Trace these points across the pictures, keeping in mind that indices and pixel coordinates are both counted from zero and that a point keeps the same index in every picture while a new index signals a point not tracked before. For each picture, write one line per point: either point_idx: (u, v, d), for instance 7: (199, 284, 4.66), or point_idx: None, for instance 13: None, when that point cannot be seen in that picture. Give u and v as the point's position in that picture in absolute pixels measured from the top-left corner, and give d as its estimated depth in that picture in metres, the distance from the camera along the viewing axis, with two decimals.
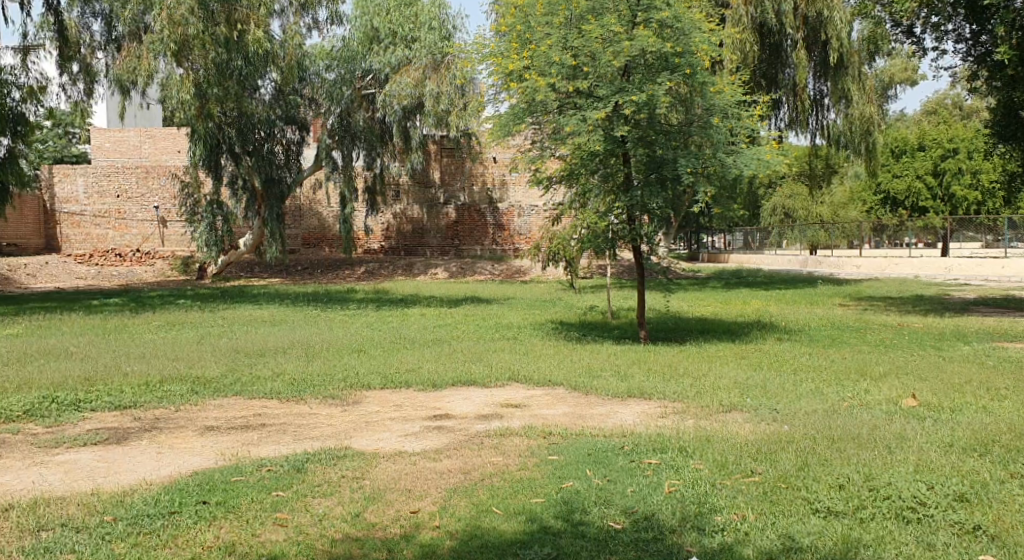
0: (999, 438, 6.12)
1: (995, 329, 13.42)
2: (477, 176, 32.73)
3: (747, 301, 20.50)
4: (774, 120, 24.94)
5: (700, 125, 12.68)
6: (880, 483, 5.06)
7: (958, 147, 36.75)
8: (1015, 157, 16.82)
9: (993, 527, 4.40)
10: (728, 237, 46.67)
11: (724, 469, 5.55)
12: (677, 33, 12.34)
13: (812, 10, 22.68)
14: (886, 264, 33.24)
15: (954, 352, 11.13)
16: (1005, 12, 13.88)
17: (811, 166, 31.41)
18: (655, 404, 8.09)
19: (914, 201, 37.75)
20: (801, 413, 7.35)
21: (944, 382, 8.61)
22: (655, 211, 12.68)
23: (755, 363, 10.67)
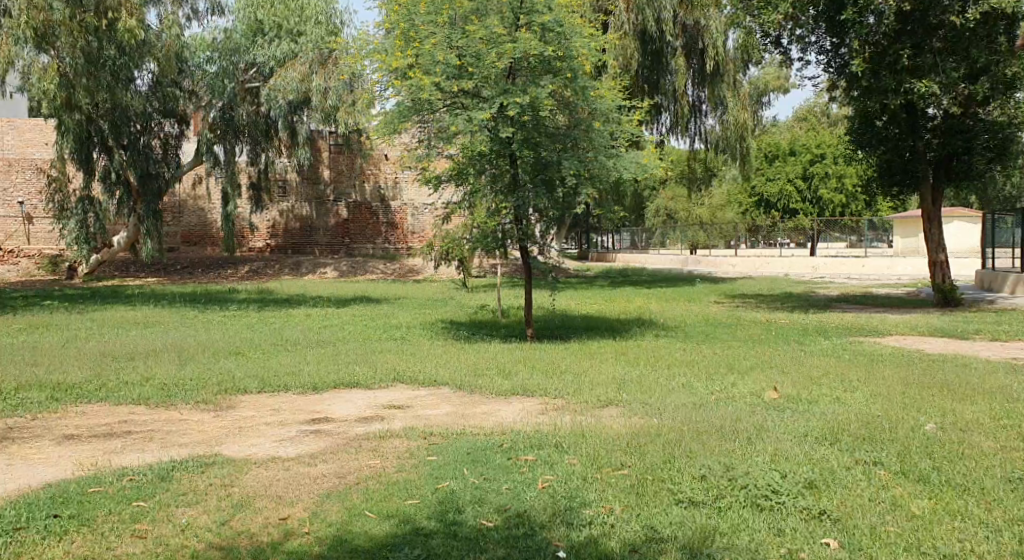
0: (849, 427, 6.53)
1: (855, 325, 14.24)
2: (369, 175, 32.55)
3: (630, 298, 21.11)
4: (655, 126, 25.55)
5: (584, 129, 12.97)
6: (737, 472, 5.30)
7: (825, 153, 38.98)
8: (873, 164, 17.87)
9: (836, 511, 4.71)
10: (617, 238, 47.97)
11: (596, 462, 5.72)
12: (559, 36, 12.58)
13: (691, 18, 23.62)
14: (759, 264, 34.84)
15: (815, 346, 11.76)
16: (859, 26, 14.81)
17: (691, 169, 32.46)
18: (536, 402, 8.23)
19: (785, 203, 40.00)
20: (670, 407, 7.63)
21: (803, 375, 9.11)
22: (542, 212, 12.95)
23: (634, 359, 10.99)
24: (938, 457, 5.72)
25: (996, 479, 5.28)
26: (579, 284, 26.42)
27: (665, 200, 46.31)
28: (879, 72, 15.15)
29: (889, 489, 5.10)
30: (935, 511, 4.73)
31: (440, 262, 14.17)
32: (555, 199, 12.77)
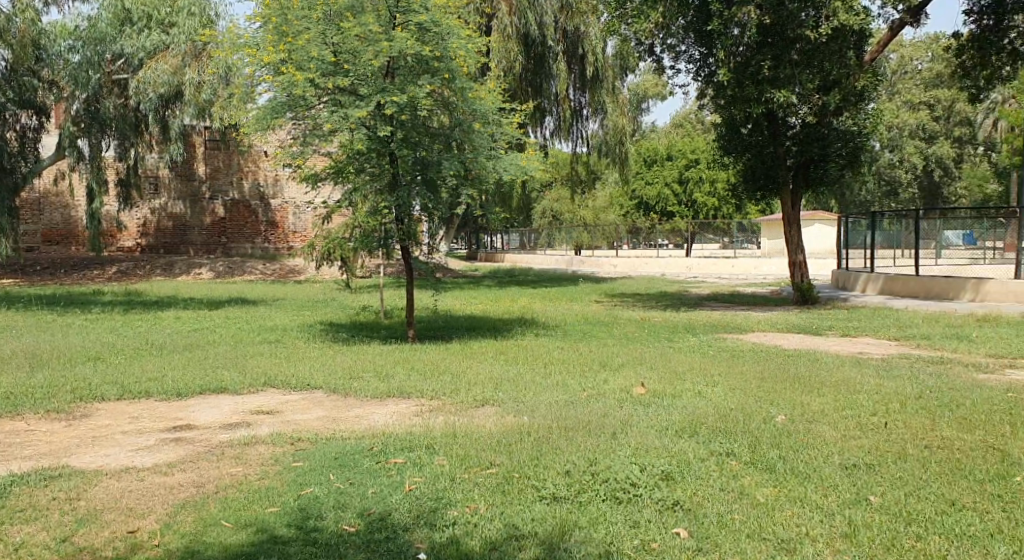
0: (707, 420, 6.82)
1: (721, 322, 14.86)
2: (247, 172, 31.44)
3: (513, 298, 21.30)
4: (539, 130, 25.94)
5: (464, 130, 12.99)
6: (599, 467, 5.44)
7: (699, 158, 40.76)
8: (740, 169, 18.64)
9: (687, 502, 4.92)
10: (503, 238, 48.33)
11: (463, 463, 5.74)
12: (436, 37, 12.57)
13: (571, 24, 24.11)
14: (636, 263, 35.87)
15: (685, 343, 12.20)
16: (725, 37, 15.50)
17: (573, 172, 33.02)
18: (411, 404, 8.19)
19: (664, 206, 41.37)
20: (542, 405, 7.75)
21: (669, 370, 9.43)
22: (422, 212, 12.87)
23: (511, 358, 11.08)
24: (785, 447, 6.06)
25: (833, 466, 5.65)
26: (463, 284, 26.45)
27: (551, 202, 46.83)
28: (743, 82, 15.76)
29: (738, 479, 5.37)
30: (777, 498, 5.03)
31: (320, 262, 13.83)
32: (435, 199, 12.72)
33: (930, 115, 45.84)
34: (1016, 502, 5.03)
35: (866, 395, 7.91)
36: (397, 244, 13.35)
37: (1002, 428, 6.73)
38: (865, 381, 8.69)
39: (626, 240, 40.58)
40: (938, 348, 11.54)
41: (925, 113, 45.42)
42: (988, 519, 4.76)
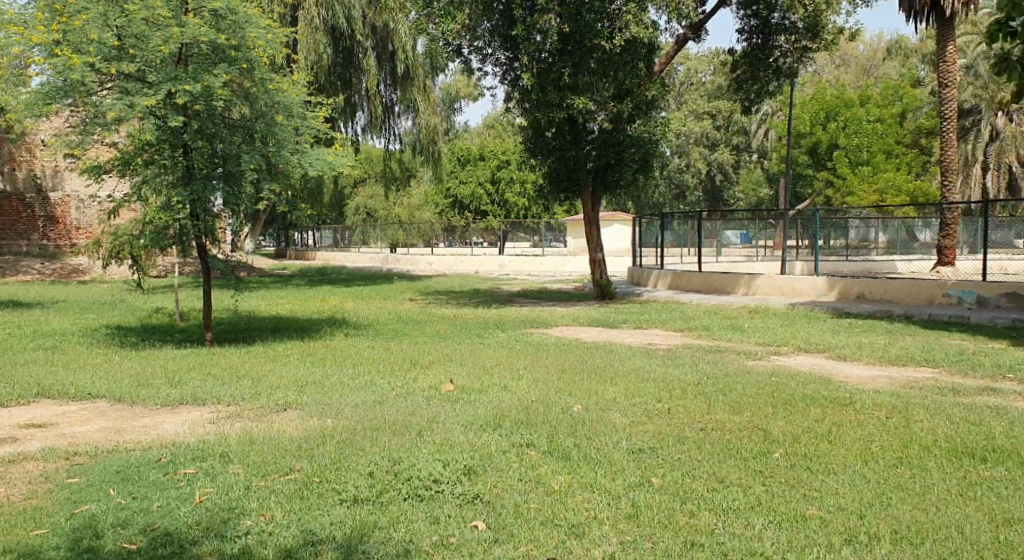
0: (511, 413, 6.97)
1: (527, 318, 15.21)
2: (22, 162, 28.61)
3: (323, 297, 20.84)
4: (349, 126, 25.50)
5: (266, 122, 12.46)
6: (402, 466, 5.42)
7: (510, 159, 41.69)
8: (544, 170, 19.17)
9: (486, 495, 5.02)
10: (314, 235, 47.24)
11: (261, 470, 5.53)
12: (233, 25, 12.00)
13: (380, 21, 23.73)
14: (451, 262, 36.10)
15: (493, 339, 12.42)
16: (528, 43, 15.90)
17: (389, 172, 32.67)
18: (208, 410, 7.80)
19: (477, 205, 42.04)
20: (347, 405, 7.61)
21: (477, 366, 9.56)
22: (220, 208, 12.24)
23: (316, 359, 10.81)
24: (580, 435, 6.32)
25: (621, 451, 5.95)
26: (270, 283, 25.51)
27: (365, 198, 45.30)
28: (546, 88, 16.25)
29: (535, 468, 5.54)
30: (571, 485, 5.23)
31: (108, 261, 12.83)
32: (235, 194, 12.14)
33: (713, 124, 49.24)
34: (773, 475, 5.54)
35: (654, 383, 8.39)
36: (194, 242, 12.64)
37: (767, 409, 7.38)
38: (656, 370, 9.22)
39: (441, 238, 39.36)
40: (718, 338, 12.47)
41: (710, 123, 48.87)
42: (751, 493, 5.20)
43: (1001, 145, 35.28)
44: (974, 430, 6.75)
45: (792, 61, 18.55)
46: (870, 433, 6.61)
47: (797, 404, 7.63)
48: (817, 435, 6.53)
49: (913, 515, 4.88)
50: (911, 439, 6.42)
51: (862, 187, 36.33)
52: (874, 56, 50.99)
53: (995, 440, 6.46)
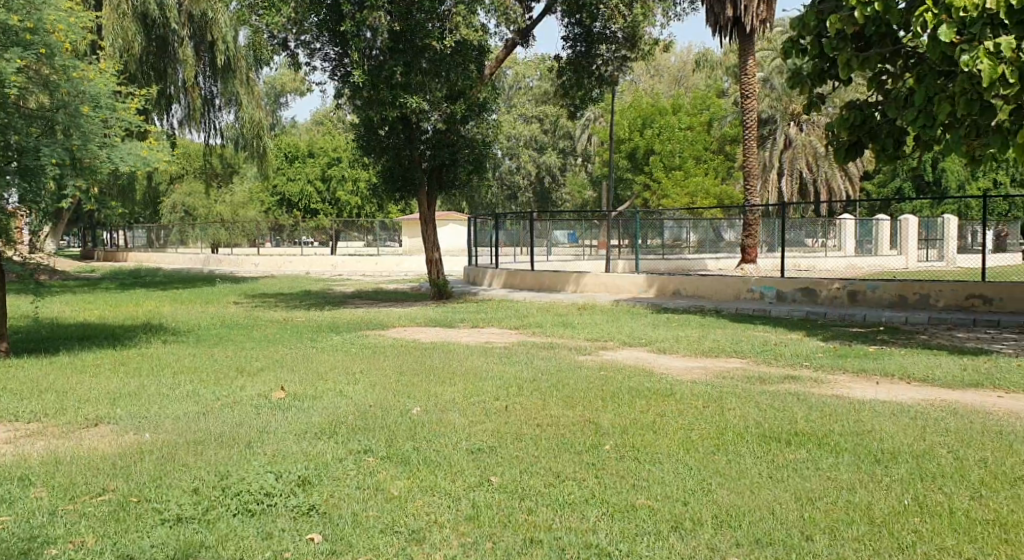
0: (347, 419, 6.71)
1: (362, 320, 14.85)
2: None
3: (139, 301, 19.44)
4: (165, 119, 23.99)
5: (69, 112, 11.36)
6: (231, 480, 5.07)
7: (340, 156, 40.74)
8: (376, 169, 18.79)
9: (323, 506, 4.76)
10: (129, 234, 44.26)
11: (68, 493, 5.00)
12: (28, 5, 10.87)
13: (196, 9, 22.39)
14: (280, 263, 34.83)
15: (326, 342, 11.98)
16: (357, 39, 15.50)
17: (211, 169, 31.06)
18: (5, 429, 6.99)
19: (306, 203, 40.80)
20: (168, 418, 7.06)
21: (309, 372, 9.15)
22: (15, 206, 11.07)
23: (131, 369, 9.98)
24: (419, 438, 6.16)
25: (460, 452, 5.85)
26: (79, 287, 23.53)
27: (183, 194, 42.54)
28: (378, 85, 15.89)
29: (373, 475, 5.33)
30: (410, 490, 5.07)
31: None
32: (33, 191, 11.00)
33: (540, 128, 50.37)
34: (606, 467, 5.61)
35: (491, 382, 8.37)
36: None
37: (598, 403, 7.52)
38: (493, 369, 9.18)
39: (267, 238, 37.42)
40: (552, 335, 12.64)
41: (538, 126, 49.96)
42: (585, 486, 5.24)
43: (793, 152, 38.00)
44: (780, 415, 7.18)
45: (613, 69, 19.10)
46: (692, 422, 6.86)
47: (625, 397, 7.82)
48: (644, 427, 6.71)
49: (734, 499, 5.05)
50: (726, 427, 6.72)
51: (676, 191, 38.49)
52: (685, 68, 54.01)
53: (798, 424, 6.88)
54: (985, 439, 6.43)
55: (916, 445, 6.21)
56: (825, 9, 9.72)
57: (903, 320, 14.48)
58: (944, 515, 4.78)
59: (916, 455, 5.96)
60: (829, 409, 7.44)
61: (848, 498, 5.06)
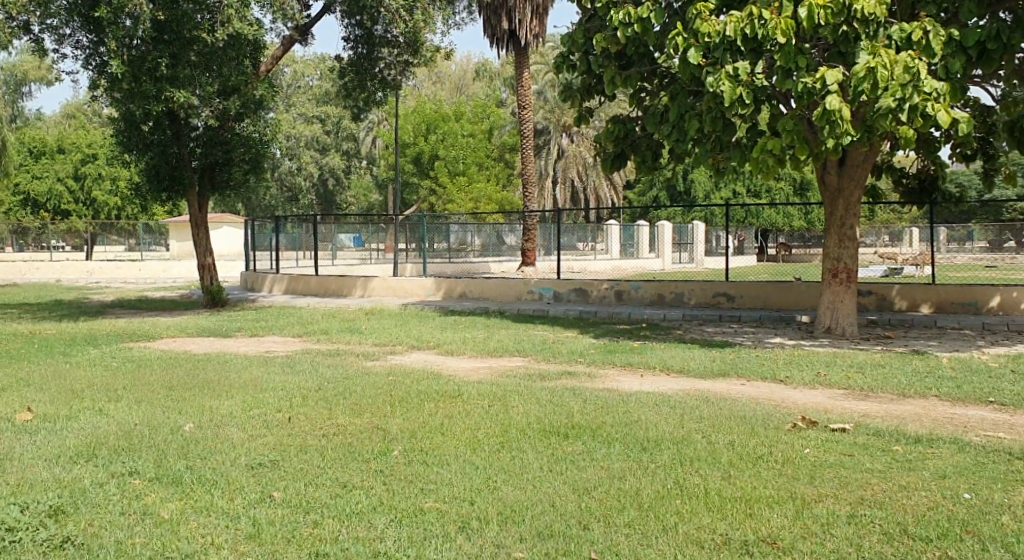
0: (107, 440, 6.11)
1: (125, 330, 13.70)
2: None
3: None
4: None
5: None
6: None
7: (97, 153, 37.56)
8: (139, 168, 17.52)
9: (80, 536, 4.28)
10: None
11: None
12: None
13: None
14: (22, 269, 31.45)
15: (81, 356, 10.90)
16: (115, 27, 14.18)
17: None
18: None
19: (56, 204, 37.21)
20: None
21: (60, 390, 8.26)
22: None
23: None
24: (190, 456, 5.72)
25: (237, 468, 5.48)
26: None
27: None
28: (140, 78, 14.69)
29: (140, 498, 4.87)
30: (182, 511, 4.68)
31: None
32: None
33: (321, 129, 49.13)
34: (393, 473, 5.48)
35: (270, 393, 7.96)
36: None
37: (383, 408, 7.36)
38: (272, 379, 8.76)
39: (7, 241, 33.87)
40: (334, 342, 12.29)
41: (318, 127, 48.81)
42: (372, 494, 5.07)
43: (565, 162, 39.77)
44: (558, 411, 7.37)
45: (395, 73, 18.96)
46: (477, 422, 6.88)
47: (410, 401, 7.73)
48: (429, 429, 6.63)
49: (517, 495, 5.08)
50: (509, 424, 6.80)
51: (460, 196, 38.78)
52: (464, 75, 54.55)
53: (574, 418, 7.09)
54: (734, 423, 6.95)
55: (678, 432, 6.58)
56: (591, 29, 12.04)
57: (662, 317, 15.44)
58: (700, 496, 5.06)
59: (676, 442, 6.31)
60: (601, 402, 7.75)
61: (620, 486, 5.24)
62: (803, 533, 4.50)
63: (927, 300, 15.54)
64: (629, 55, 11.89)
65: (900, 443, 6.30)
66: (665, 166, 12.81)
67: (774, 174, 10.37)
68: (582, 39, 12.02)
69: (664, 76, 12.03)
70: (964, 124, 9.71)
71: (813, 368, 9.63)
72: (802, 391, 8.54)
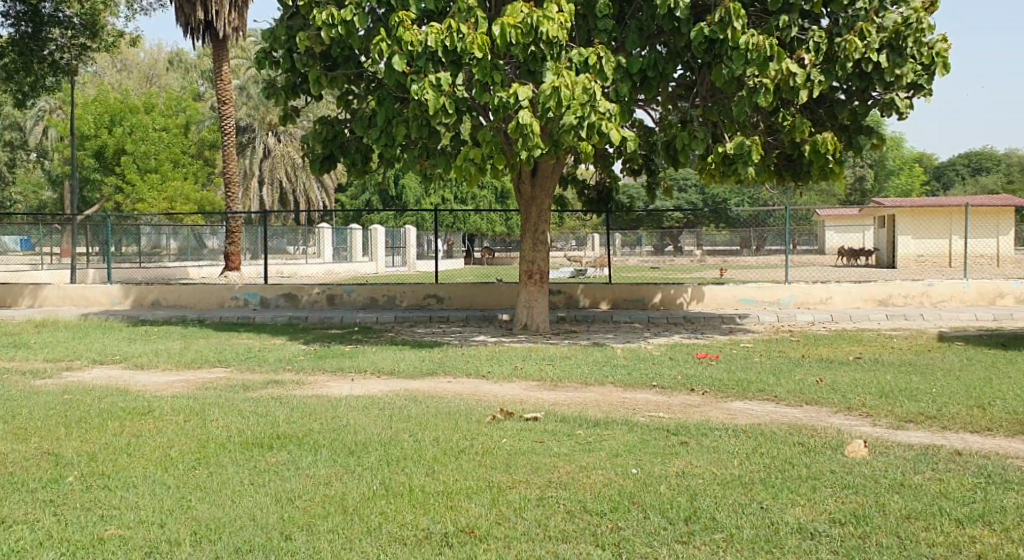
0: None
1: None
2: None
3: None
4: None
5: None
6: None
7: None
8: None
9: None
10: None
11: None
12: None
13: None
14: None
15: None
16: None
17: None
18: None
19: None
20: None
21: None
22: None
23: None
24: None
25: None
26: None
27: None
28: None
29: None
30: None
31: None
32: None
33: None
34: (68, 502, 5.05)
35: None
36: None
37: (58, 431, 6.72)
38: None
39: None
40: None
41: None
42: (40, 527, 4.64)
43: (273, 161, 38.70)
44: (261, 421, 7.19)
45: (70, 57, 17.61)
46: (168, 439, 6.51)
47: (92, 421, 7.12)
48: (115, 450, 6.18)
49: (211, 513, 4.91)
50: (207, 439, 6.52)
51: (153, 195, 36.39)
52: (154, 66, 50.55)
53: (280, 427, 6.97)
54: (439, 420, 7.21)
55: (385, 434, 6.72)
56: (294, 28, 11.82)
57: (374, 319, 15.58)
58: (403, 494, 5.23)
59: (383, 443, 6.43)
60: (308, 409, 7.68)
61: (324, 492, 5.26)
62: (495, 519, 4.81)
63: (606, 297, 17.11)
64: (335, 57, 11.86)
65: (582, 427, 6.93)
66: (373, 170, 12.92)
67: (475, 180, 11.04)
68: (285, 36, 11.76)
69: (370, 81, 12.09)
70: (631, 142, 10.94)
71: (509, 363, 10.24)
72: (499, 385, 9.07)
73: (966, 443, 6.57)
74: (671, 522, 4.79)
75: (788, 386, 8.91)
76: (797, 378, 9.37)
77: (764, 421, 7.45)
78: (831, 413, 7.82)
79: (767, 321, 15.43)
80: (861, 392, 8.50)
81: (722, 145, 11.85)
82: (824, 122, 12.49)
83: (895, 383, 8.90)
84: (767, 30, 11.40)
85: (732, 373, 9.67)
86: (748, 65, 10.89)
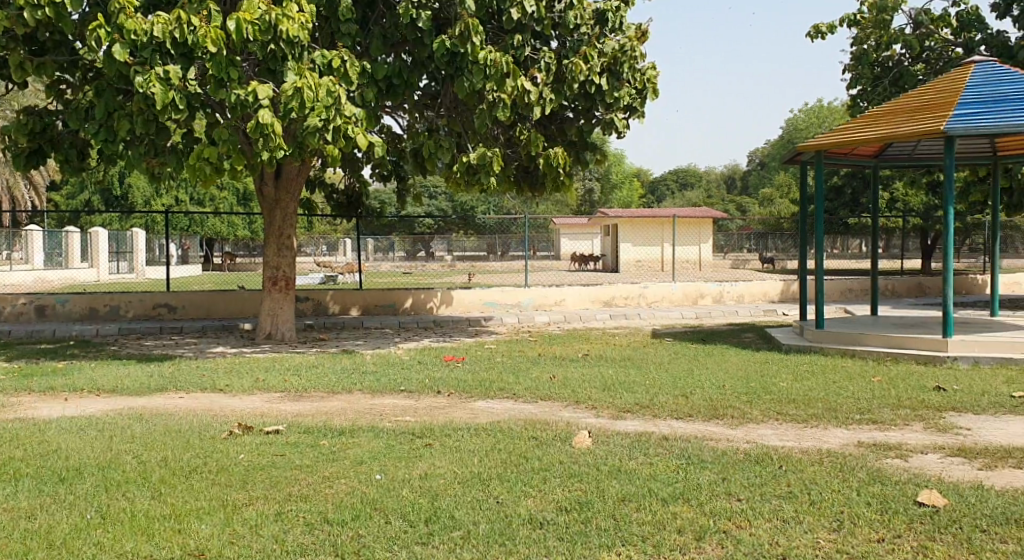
0: None
1: None
2: None
3: None
4: None
5: None
6: None
7: None
8: None
9: None
10: None
11: None
12: None
13: None
14: None
15: None
16: None
17: None
18: None
19: None
20: None
21: None
22: None
23: None
24: None
25: None
26: None
27: None
28: None
29: None
30: None
31: None
32: None
33: None
34: None
35: None
36: None
37: None
38: None
39: None
40: None
41: None
42: None
43: None
44: None
45: None
46: None
47: None
48: None
49: None
50: None
51: None
52: None
53: None
54: (167, 439, 6.94)
55: (103, 456, 6.37)
56: None
57: (94, 333, 14.49)
58: (124, 521, 5.02)
59: (101, 466, 6.10)
60: (9, 434, 7.07)
61: (27, 527, 4.91)
62: (229, 539, 4.78)
63: (356, 303, 17.05)
64: (43, 42, 10.95)
65: (325, 437, 6.97)
66: (91, 168, 12.10)
67: (211, 182, 10.66)
68: None
69: (86, 69, 11.30)
70: (377, 147, 11.07)
71: (251, 375, 9.99)
72: (238, 398, 8.85)
73: (673, 428, 7.42)
74: (411, 525, 5.01)
75: (525, 384, 9.50)
76: (533, 376, 10.01)
77: (502, 419, 7.92)
78: (561, 407, 8.45)
79: (510, 323, 16.24)
80: (588, 387, 9.26)
81: (465, 155, 12.27)
82: (555, 138, 13.34)
83: (617, 377, 9.79)
84: (504, 47, 11.97)
85: (474, 374, 10.14)
86: (487, 79, 11.43)
